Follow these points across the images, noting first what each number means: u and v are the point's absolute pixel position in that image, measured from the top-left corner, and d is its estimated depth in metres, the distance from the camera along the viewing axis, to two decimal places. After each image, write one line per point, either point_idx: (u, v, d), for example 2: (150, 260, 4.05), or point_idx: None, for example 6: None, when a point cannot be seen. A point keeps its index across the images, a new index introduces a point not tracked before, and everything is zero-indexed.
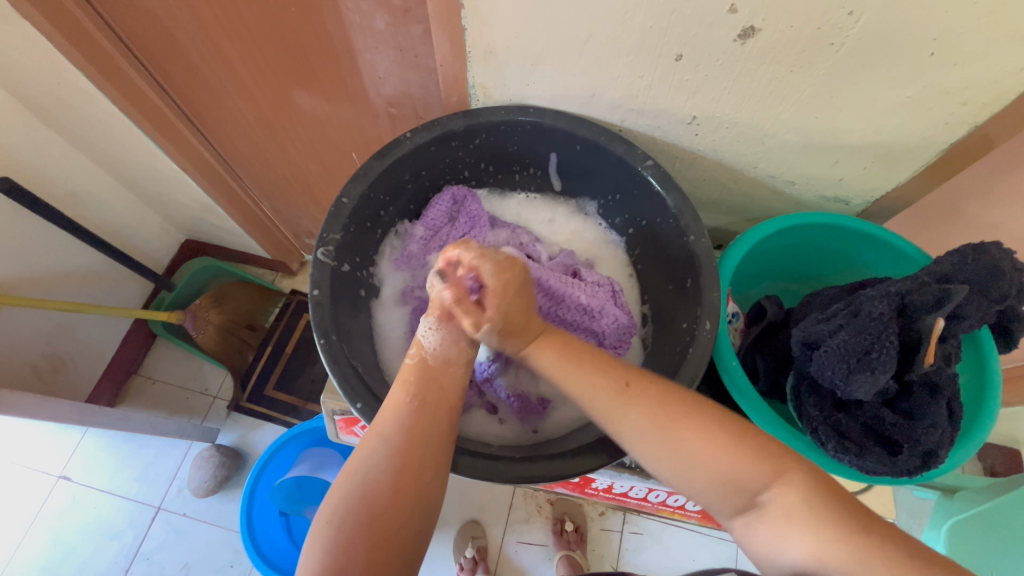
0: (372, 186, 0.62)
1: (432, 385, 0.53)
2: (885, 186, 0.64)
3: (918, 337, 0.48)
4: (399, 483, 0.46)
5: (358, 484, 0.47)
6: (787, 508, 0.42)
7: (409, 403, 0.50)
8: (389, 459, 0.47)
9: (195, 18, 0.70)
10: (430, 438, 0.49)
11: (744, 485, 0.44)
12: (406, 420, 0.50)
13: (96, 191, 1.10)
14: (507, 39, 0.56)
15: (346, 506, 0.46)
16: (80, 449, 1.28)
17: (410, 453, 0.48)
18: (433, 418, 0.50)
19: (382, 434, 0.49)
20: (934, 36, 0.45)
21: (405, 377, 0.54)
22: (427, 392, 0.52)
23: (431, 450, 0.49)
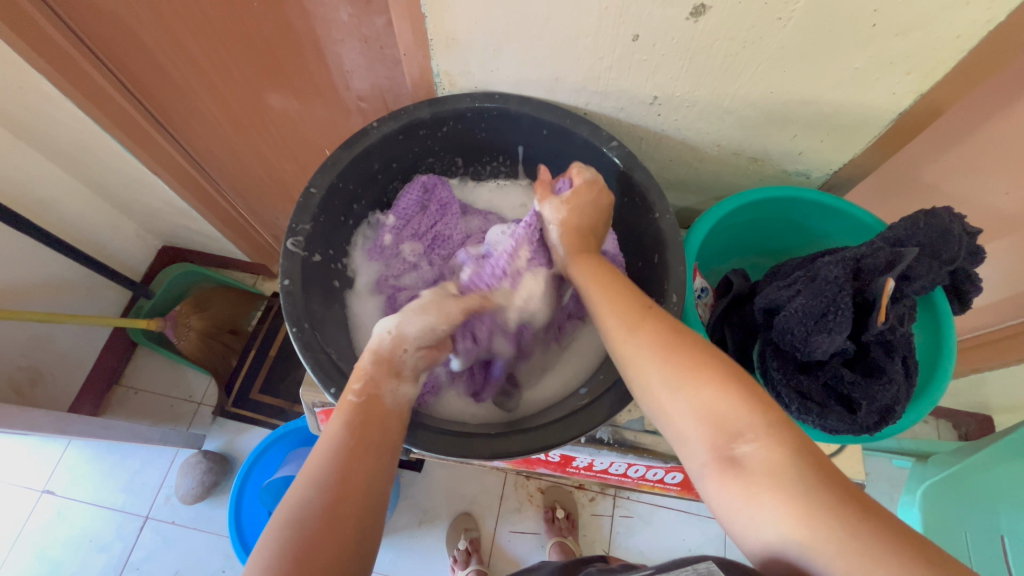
0: (341, 176, 0.62)
1: (380, 391, 0.51)
2: (843, 159, 0.66)
3: (871, 299, 0.50)
4: (343, 476, 0.44)
5: (304, 483, 0.44)
6: (768, 466, 0.39)
7: (357, 407, 0.49)
8: (336, 454, 0.45)
9: (156, 16, 0.69)
10: (377, 442, 0.47)
11: (729, 424, 0.42)
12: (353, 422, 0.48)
13: (67, 199, 1.09)
14: (467, 26, 0.56)
15: (291, 507, 0.42)
16: (62, 463, 1.26)
17: (355, 455, 0.45)
18: (374, 432, 0.48)
19: (331, 434, 0.47)
20: (875, 7, 0.47)
21: (355, 380, 0.52)
22: (373, 397, 0.50)
23: (376, 450, 0.47)
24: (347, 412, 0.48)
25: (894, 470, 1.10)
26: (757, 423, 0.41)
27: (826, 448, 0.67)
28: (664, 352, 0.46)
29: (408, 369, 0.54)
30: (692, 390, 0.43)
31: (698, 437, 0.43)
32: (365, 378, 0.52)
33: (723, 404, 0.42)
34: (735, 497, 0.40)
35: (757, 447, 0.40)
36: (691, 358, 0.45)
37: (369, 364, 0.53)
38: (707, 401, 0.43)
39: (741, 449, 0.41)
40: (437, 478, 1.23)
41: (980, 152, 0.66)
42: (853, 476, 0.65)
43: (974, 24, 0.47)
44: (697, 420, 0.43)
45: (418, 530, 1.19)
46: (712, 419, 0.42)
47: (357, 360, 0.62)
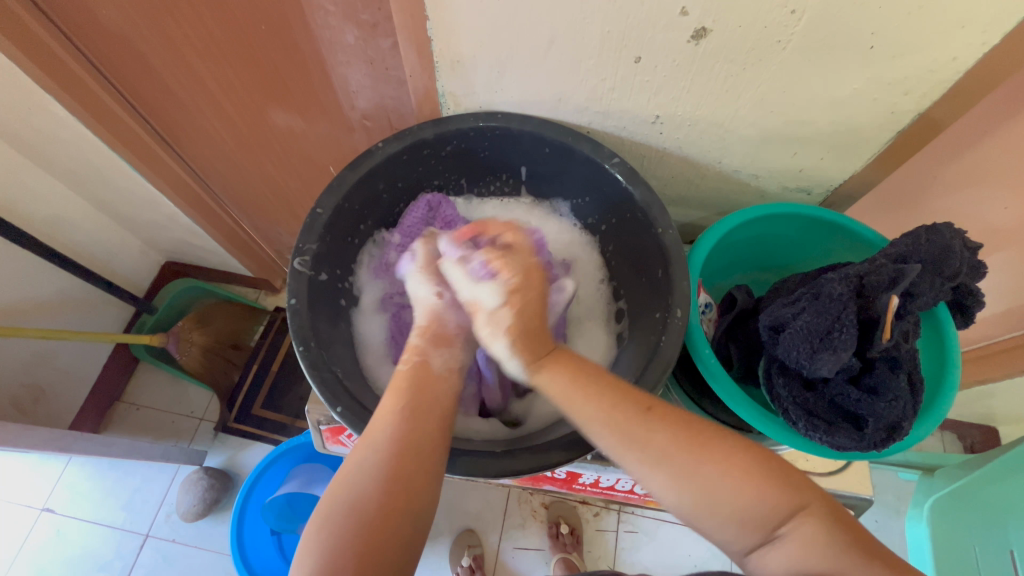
0: (347, 196, 0.63)
1: (424, 391, 0.53)
2: (843, 175, 0.67)
3: (876, 316, 0.50)
4: (391, 483, 0.45)
5: (350, 491, 0.45)
6: (806, 544, 0.41)
7: (402, 410, 0.50)
8: (382, 461, 0.47)
9: (166, 39, 0.70)
10: (423, 446, 0.49)
11: (765, 518, 0.43)
12: (399, 424, 0.49)
13: (73, 216, 1.10)
14: (473, 49, 0.57)
15: (341, 512, 0.44)
16: (62, 480, 1.25)
17: (401, 461, 0.47)
18: (428, 400, 0.52)
19: (376, 439, 0.48)
20: (873, 31, 0.48)
21: (397, 384, 0.54)
22: (419, 399, 0.52)
23: (421, 462, 0.48)
24: (395, 416, 0.50)
25: (900, 483, 1.09)
26: (795, 503, 0.43)
27: (833, 464, 0.66)
28: (684, 460, 0.45)
29: (442, 370, 0.56)
30: (728, 477, 0.44)
31: (734, 530, 0.43)
32: (409, 375, 0.54)
33: (759, 503, 0.43)
34: (776, 569, 0.42)
35: (793, 527, 0.42)
36: (716, 449, 0.45)
37: (411, 362, 0.56)
38: (737, 498, 0.43)
39: (783, 529, 0.42)
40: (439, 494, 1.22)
41: (979, 167, 0.67)
42: (861, 491, 0.65)
43: (970, 46, 0.48)
44: (731, 521, 0.43)
45: (421, 546, 1.18)
46: (746, 519, 0.43)
47: (364, 378, 0.62)
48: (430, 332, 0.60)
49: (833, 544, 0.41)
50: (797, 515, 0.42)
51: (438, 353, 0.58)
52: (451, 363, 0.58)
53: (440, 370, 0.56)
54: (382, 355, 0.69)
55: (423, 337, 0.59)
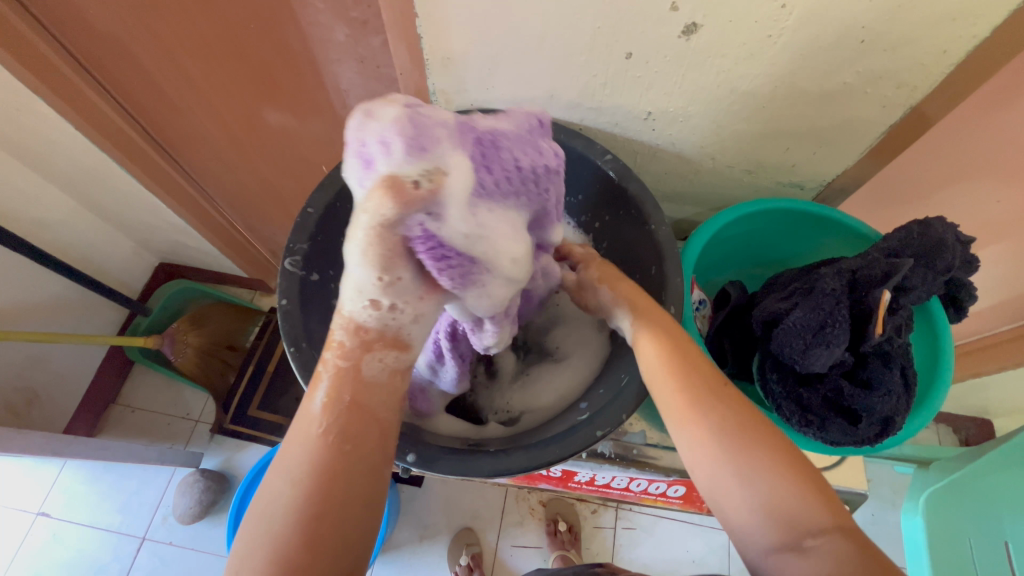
0: (338, 195, 0.63)
1: (358, 409, 0.43)
2: (835, 170, 0.67)
3: (869, 310, 0.50)
4: (308, 528, 0.39)
5: (264, 538, 0.39)
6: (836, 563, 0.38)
7: (324, 436, 0.41)
8: (300, 498, 0.40)
9: (153, 38, 0.70)
10: (349, 482, 0.41)
11: (797, 521, 0.40)
12: (326, 452, 0.41)
13: (65, 219, 1.09)
14: (463, 45, 0.57)
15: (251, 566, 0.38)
16: (58, 484, 1.24)
17: (320, 501, 0.40)
18: (359, 418, 0.42)
19: (294, 473, 0.41)
20: (864, 24, 0.48)
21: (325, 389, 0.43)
22: (349, 420, 0.42)
23: (350, 500, 0.41)
24: (316, 443, 0.41)
25: (896, 477, 1.10)
26: (829, 521, 0.40)
27: (829, 458, 0.67)
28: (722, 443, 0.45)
29: (379, 378, 0.43)
30: (767, 477, 0.42)
31: (760, 523, 0.41)
32: (342, 382, 0.42)
33: (792, 502, 0.41)
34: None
35: (823, 541, 0.39)
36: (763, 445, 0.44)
37: (336, 367, 0.43)
38: (773, 489, 0.42)
39: (810, 542, 0.39)
40: (438, 494, 1.22)
41: (970, 160, 0.67)
42: (856, 485, 0.65)
43: (961, 40, 0.48)
44: (756, 511, 0.42)
45: (419, 546, 1.18)
46: (776, 515, 0.41)
47: None
48: (363, 332, 0.43)
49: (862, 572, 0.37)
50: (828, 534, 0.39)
51: (375, 354, 0.43)
52: (397, 365, 0.44)
53: (378, 376, 0.44)
54: None
55: (348, 335, 0.43)
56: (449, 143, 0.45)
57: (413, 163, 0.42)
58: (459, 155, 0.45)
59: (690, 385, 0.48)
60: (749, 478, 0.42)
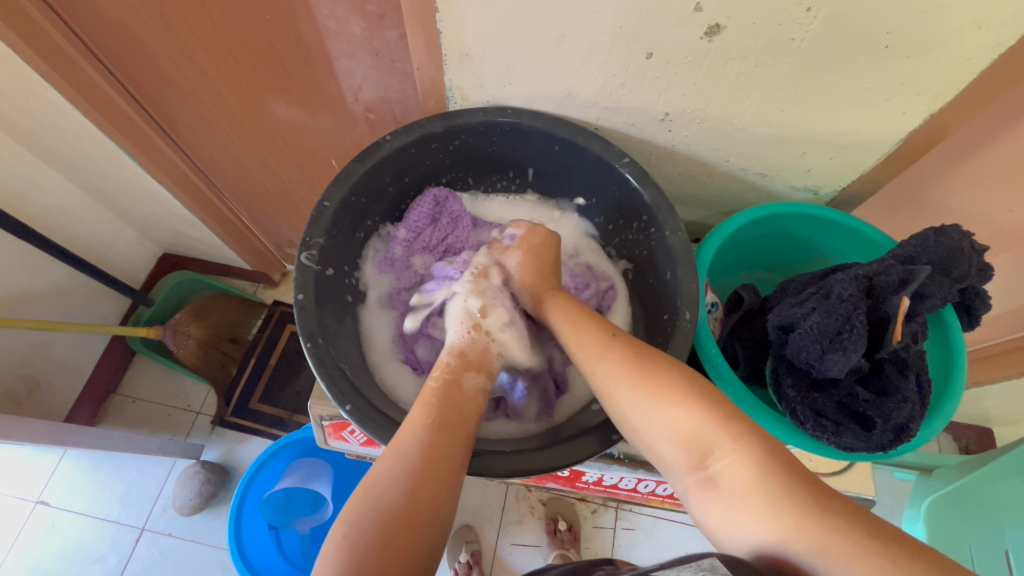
0: (353, 189, 0.62)
1: (454, 408, 0.52)
2: (851, 176, 0.67)
3: (885, 318, 0.50)
4: (416, 493, 0.45)
5: (376, 499, 0.44)
6: (739, 481, 0.41)
7: (428, 423, 0.50)
8: (410, 469, 0.46)
9: (166, 27, 0.69)
10: (447, 460, 0.48)
11: (698, 441, 0.43)
12: (431, 439, 0.48)
13: (70, 207, 1.08)
14: (481, 42, 0.57)
15: (363, 518, 0.43)
16: (58, 472, 1.24)
17: (427, 472, 0.46)
18: (455, 416, 0.52)
19: (404, 451, 0.47)
20: (888, 29, 0.48)
21: (426, 397, 0.53)
22: (446, 414, 0.51)
23: (446, 474, 0.47)
24: (422, 428, 0.49)
25: (897, 483, 1.10)
26: (726, 438, 0.43)
27: (838, 464, 0.67)
28: (636, 375, 0.48)
29: (472, 390, 0.56)
30: (667, 408, 0.45)
31: (671, 452, 0.45)
32: (439, 392, 0.54)
33: (690, 422, 0.44)
34: (712, 509, 0.42)
35: (728, 457, 0.42)
36: (663, 379, 0.47)
37: (441, 379, 0.55)
38: (676, 420, 0.45)
39: (714, 462, 0.42)
40: None
41: (984, 168, 0.67)
42: (864, 491, 0.65)
43: (986, 47, 0.48)
44: (667, 437, 0.45)
45: None
46: (680, 437, 0.44)
47: (370, 375, 0.61)
48: (461, 355, 0.59)
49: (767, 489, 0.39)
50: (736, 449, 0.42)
51: (470, 374, 0.57)
52: (483, 386, 0.57)
53: (470, 391, 0.56)
54: (389, 351, 0.68)
55: (454, 357, 0.59)
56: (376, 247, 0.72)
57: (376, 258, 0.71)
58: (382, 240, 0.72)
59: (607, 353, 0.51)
60: (652, 414, 0.46)
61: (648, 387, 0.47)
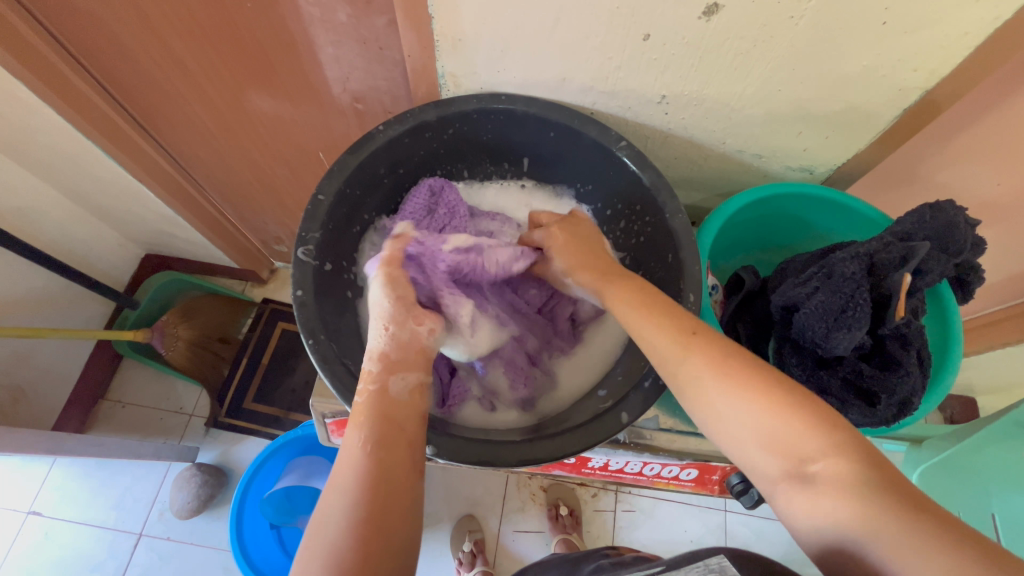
0: (348, 182, 0.60)
1: (387, 421, 0.47)
2: (845, 155, 0.67)
3: (888, 294, 0.50)
4: (361, 533, 0.41)
5: (328, 541, 0.40)
6: (837, 482, 0.39)
7: (364, 445, 0.44)
8: (349, 504, 0.42)
9: (142, 17, 0.66)
10: (391, 481, 0.43)
11: (795, 447, 0.41)
12: (365, 463, 0.43)
13: (47, 209, 1.05)
14: (475, 27, 0.55)
15: (325, 559, 0.40)
16: (48, 482, 1.21)
17: (371, 500, 0.42)
18: (387, 428, 0.46)
19: (341, 483, 0.43)
20: (886, 6, 0.48)
21: (359, 413, 0.47)
22: (380, 432, 0.46)
23: (399, 494, 0.43)
24: (358, 451, 0.44)
25: (886, 454, 1.13)
26: (823, 442, 0.41)
27: None
28: (723, 373, 0.44)
29: (402, 394, 0.49)
30: (755, 415, 0.43)
31: (764, 456, 0.42)
32: (374, 401, 0.48)
33: (787, 431, 0.41)
34: (803, 509, 0.40)
35: (825, 464, 0.40)
36: (744, 373, 0.44)
37: (370, 390, 0.49)
38: (763, 422, 0.42)
39: (813, 467, 0.40)
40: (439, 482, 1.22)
41: (974, 142, 0.68)
42: None
43: (982, 22, 0.48)
44: (759, 442, 0.42)
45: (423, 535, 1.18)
46: (776, 443, 0.42)
47: None
48: (417, 349, 0.55)
49: (866, 484, 0.38)
50: (828, 453, 0.40)
51: (397, 376, 0.50)
52: (440, 380, 0.54)
53: (401, 393, 0.49)
54: None
55: (409, 352, 0.55)
56: (372, 242, 0.70)
57: (372, 254, 0.69)
58: (376, 235, 0.70)
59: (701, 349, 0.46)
60: (736, 420, 0.43)
61: (741, 394, 0.43)
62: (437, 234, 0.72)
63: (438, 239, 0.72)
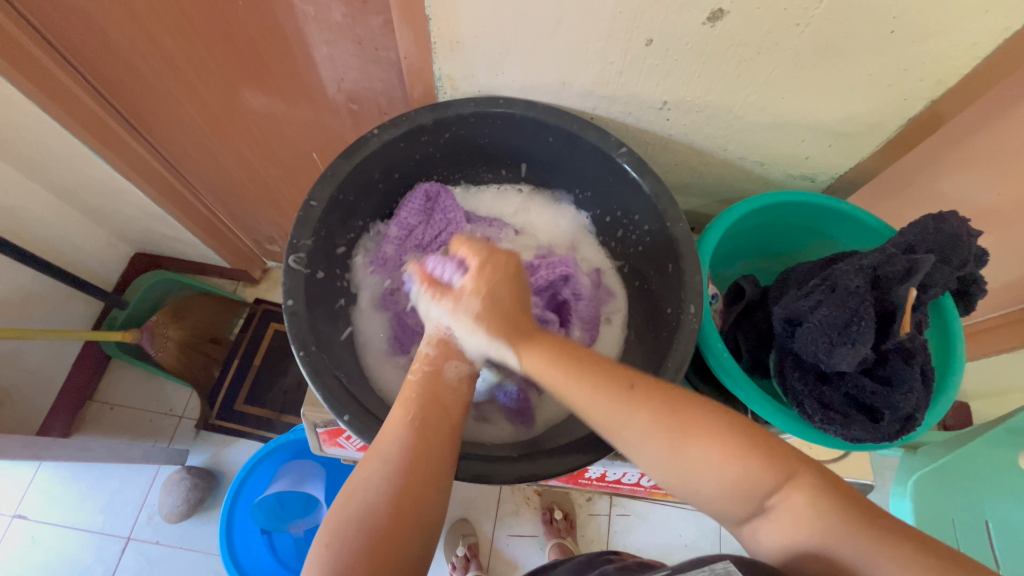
0: (341, 187, 0.59)
1: (436, 405, 0.49)
2: (847, 164, 0.66)
3: (892, 308, 0.50)
4: (397, 505, 0.43)
5: (357, 508, 0.44)
6: (796, 517, 0.42)
7: (410, 423, 0.47)
8: (387, 476, 0.45)
9: (132, 13, 0.64)
10: (429, 462, 0.46)
11: (752, 492, 0.43)
12: (407, 440, 0.46)
13: (33, 208, 1.02)
14: (474, 28, 0.54)
15: (344, 523, 0.43)
16: (34, 485, 1.19)
17: (408, 476, 0.45)
18: (437, 412, 0.49)
19: (384, 454, 0.46)
20: (895, 14, 0.47)
21: (407, 394, 0.50)
22: (429, 412, 0.49)
23: (431, 477, 0.45)
24: (402, 425, 0.47)
25: (881, 459, 1.13)
26: (780, 477, 0.43)
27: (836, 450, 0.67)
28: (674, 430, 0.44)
29: (455, 381, 0.52)
30: (723, 460, 0.43)
31: (723, 503, 0.44)
32: (419, 387, 0.51)
33: (748, 480, 0.43)
34: (770, 543, 0.43)
35: (784, 500, 0.42)
36: (699, 416, 0.45)
37: (422, 371, 0.52)
38: (720, 476, 0.43)
39: (771, 501, 0.43)
40: None
41: (976, 151, 0.68)
42: (862, 477, 0.66)
43: (991, 32, 0.47)
44: (717, 482, 0.43)
45: None
46: (734, 489, 0.43)
47: (367, 382, 0.59)
48: (442, 343, 0.54)
49: (820, 518, 0.41)
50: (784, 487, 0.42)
51: (453, 362, 0.53)
52: (468, 372, 0.53)
53: (453, 379, 0.52)
54: (384, 353, 0.66)
55: (433, 346, 0.54)
56: (366, 246, 0.69)
57: (365, 258, 0.69)
58: (371, 239, 0.70)
59: (669, 427, 0.44)
60: (694, 462, 0.44)
61: (697, 445, 0.44)
62: (433, 237, 0.70)
63: (434, 242, 0.70)
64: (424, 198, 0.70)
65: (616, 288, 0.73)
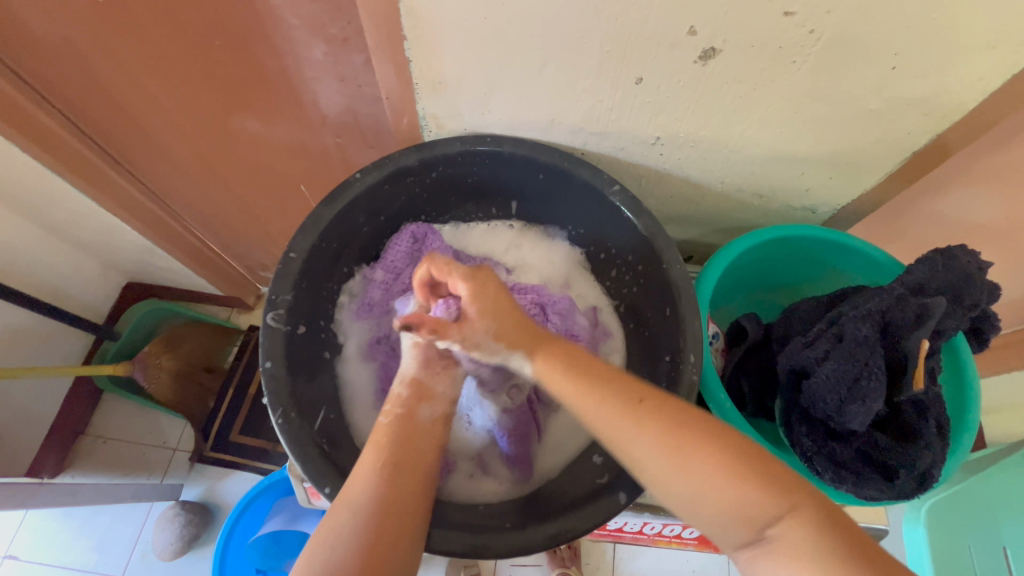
0: (323, 236, 0.56)
1: (409, 447, 0.48)
2: (850, 195, 0.64)
3: (904, 357, 0.47)
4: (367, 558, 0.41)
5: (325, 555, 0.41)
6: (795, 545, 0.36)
7: (382, 468, 0.46)
8: (358, 527, 0.42)
9: (111, 56, 0.62)
10: (404, 509, 0.44)
11: (751, 508, 0.38)
12: (383, 489, 0.44)
13: (20, 245, 1.00)
14: (457, 70, 0.52)
15: None
16: (25, 524, 1.17)
17: (381, 524, 0.43)
18: (410, 461, 0.47)
19: (354, 500, 0.44)
20: (896, 50, 0.44)
21: (379, 438, 0.49)
22: (401, 459, 0.47)
23: (404, 524, 0.44)
24: (374, 472, 0.45)
25: None
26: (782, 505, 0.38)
27: None
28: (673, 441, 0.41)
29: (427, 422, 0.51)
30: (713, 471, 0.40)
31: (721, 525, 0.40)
32: (391, 434, 0.49)
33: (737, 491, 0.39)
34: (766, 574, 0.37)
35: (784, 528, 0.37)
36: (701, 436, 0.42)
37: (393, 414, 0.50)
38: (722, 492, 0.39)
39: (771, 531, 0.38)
40: None
41: (985, 176, 0.65)
42: (875, 521, 0.63)
43: (999, 66, 0.45)
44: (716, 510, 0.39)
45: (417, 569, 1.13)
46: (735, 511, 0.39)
47: (351, 441, 0.56)
48: (417, 384, 0.53)
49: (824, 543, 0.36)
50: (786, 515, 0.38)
51: (427, 405, 0.52)
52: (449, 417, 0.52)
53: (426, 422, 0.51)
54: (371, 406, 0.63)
55: (405, 386, 0.53)
56: (351, 294, 0.67)
57: (350, 306, 0.66)
58: (355, 288, 0.67)
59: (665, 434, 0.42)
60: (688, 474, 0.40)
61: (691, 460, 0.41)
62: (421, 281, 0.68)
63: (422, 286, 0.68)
64: (411, 241, 0.68)
65: (613, 328, 0.70)
